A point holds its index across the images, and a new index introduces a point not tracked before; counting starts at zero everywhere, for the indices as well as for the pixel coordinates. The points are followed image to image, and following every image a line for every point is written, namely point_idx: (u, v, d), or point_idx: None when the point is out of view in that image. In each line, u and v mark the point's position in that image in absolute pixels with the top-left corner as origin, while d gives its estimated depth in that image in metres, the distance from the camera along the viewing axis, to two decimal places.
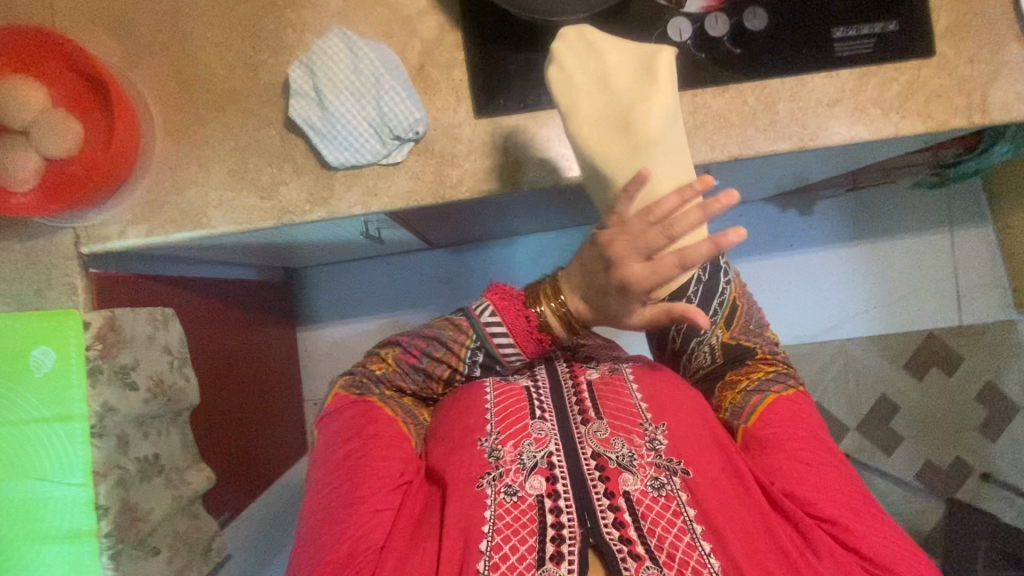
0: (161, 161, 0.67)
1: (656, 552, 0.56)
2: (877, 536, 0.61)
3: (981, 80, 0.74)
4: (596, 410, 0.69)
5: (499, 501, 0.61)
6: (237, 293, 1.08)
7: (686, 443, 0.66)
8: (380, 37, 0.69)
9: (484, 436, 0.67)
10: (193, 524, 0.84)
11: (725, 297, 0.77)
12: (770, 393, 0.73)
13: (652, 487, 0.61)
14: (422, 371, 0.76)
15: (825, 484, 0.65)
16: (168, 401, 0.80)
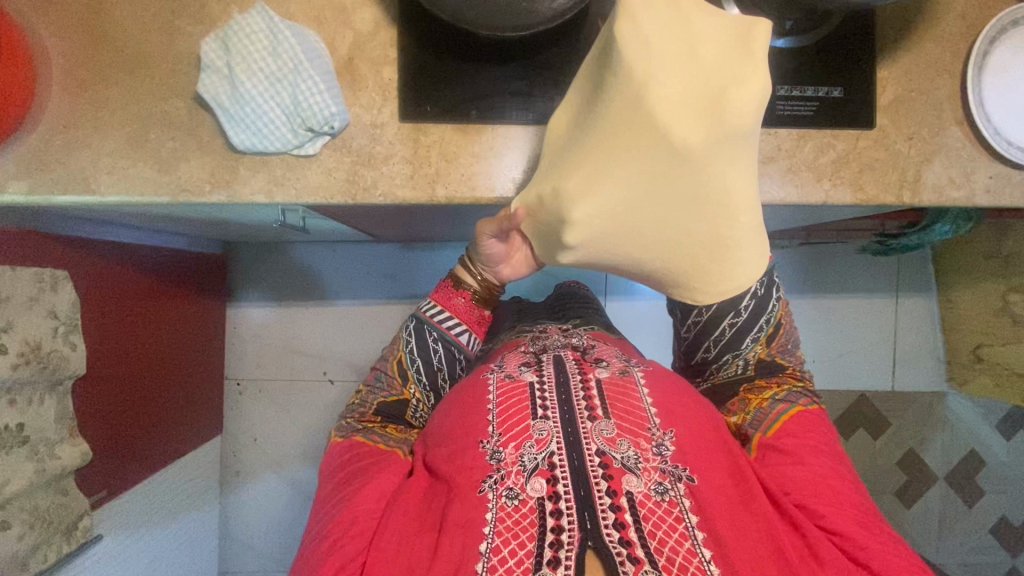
0: (52, 118, 0.63)
1: (657, 558, 0.53)
2: (885, 550, 0.60)
3: (916, 159, 0.74)
4: (605, 408, 0.64)
5: (499, 504, 0.57)
6: (156, 262, 1.03)
7: (696, 449, 0.62)
8: (311, 22, 0.65)
9: (484, 436, 0.62)
10: (60, 500, 0.80)
11: (770, 315, 0.76)
12: (795, 404, 0.72)
13: (656, 492, 0.58)
14: (381, 381, 0.77)
15: (837, 495, 0.64)
16: (45, 368, 0.76)
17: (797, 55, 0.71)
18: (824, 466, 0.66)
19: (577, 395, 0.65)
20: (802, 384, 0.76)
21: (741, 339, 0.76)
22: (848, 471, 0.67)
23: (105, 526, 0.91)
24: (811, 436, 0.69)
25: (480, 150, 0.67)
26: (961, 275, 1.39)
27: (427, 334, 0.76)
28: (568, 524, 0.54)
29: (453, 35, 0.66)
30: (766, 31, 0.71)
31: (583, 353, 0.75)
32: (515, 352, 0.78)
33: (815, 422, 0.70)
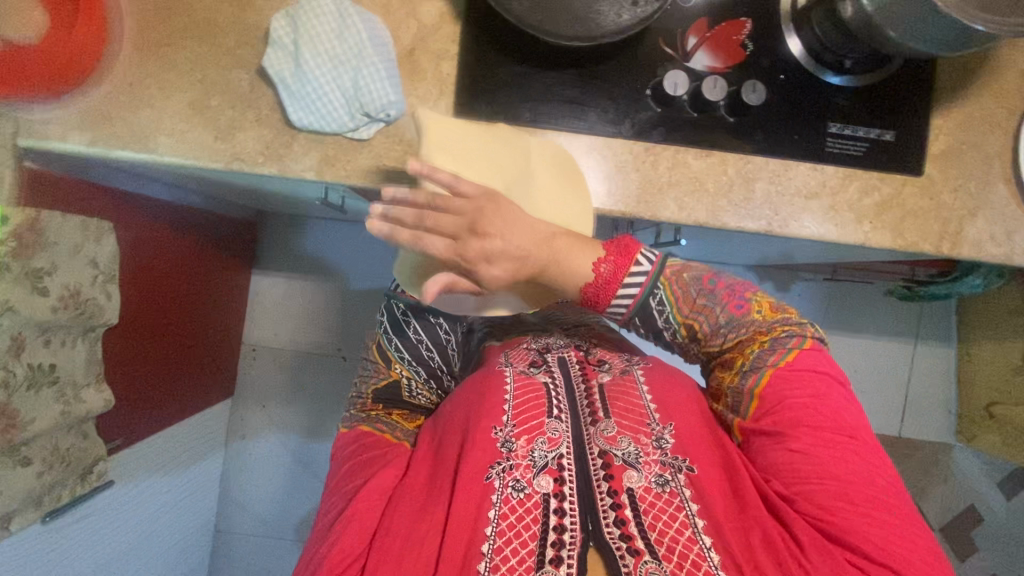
0: (121, 75, 0.65)
1: (658, 550, 0.54)
2: (881, 531, 0.54)
3: (960, 213, 0.73)
4: (606, 409, 0.65)
5: (504, 495, 0.58)
6: (189, 221, 1.04)
7: (690, 442, 0.62)
8: (378, 9, 0.67)
9: (497, 425, 0.64)
10: (78, 443, 0.82)
11: (672, 315, 0.64)
12: (766, 369, 0.62)
13: (657, 485, 0.59)
14: (370, 372, 0.82)
15: (836, 475, 0.57)
16: (81, 314, 0.78)
17: (853, 95, 0.71)
18: (823, 439, 0.58)
19: (580, 401, 0.66)
20: (768, 341, 0.63)
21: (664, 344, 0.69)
22: (860, 441, 0.59)
23: (116, 474, 0.93)
24: (807, 406, 0.60)
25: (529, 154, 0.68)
26: (982, 329, 1.38)
27: (398, 309, 0.83)
28: (570, 524, 0.56)
29: (516, 38, 0.67)
30: (825, 68, 0.71)
31: (585, 352, 0.75)
32: (515, 348, 0.76)
33: (820, 387, 0.62)
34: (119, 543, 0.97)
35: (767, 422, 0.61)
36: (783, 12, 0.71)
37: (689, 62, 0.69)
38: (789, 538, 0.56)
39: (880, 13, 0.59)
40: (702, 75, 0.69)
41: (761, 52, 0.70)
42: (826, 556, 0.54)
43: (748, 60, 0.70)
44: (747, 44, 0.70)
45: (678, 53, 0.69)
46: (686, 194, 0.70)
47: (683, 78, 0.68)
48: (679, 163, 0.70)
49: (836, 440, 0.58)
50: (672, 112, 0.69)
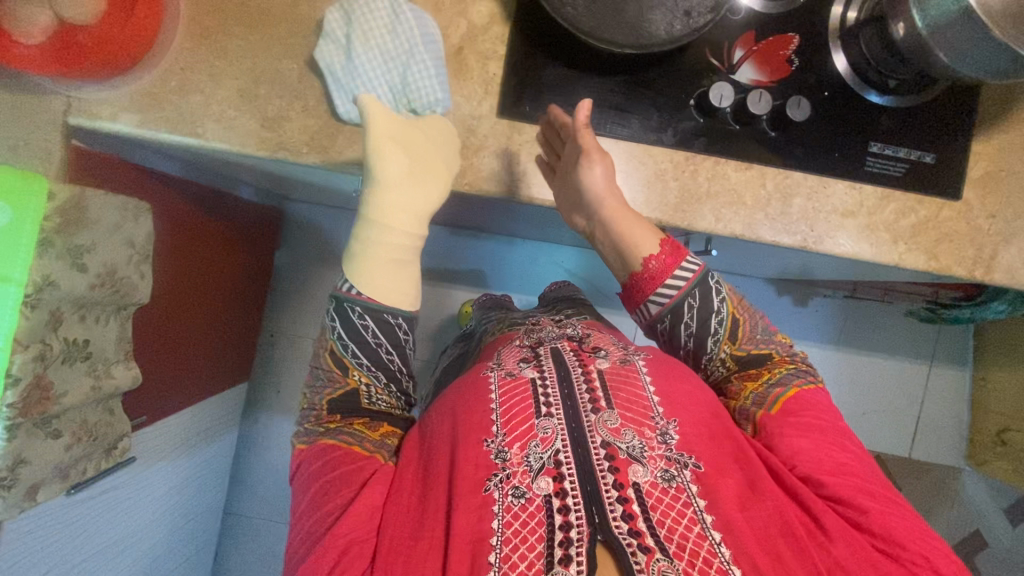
0: (174, 60, 0.66)
1: (667, 546, 0.55)
2: (894, 516, 0.58)
3: (995, 239, 0.73)
4: (607, 399, 0.65)
5: (505, 504, 0.58)
6: (216, 204, 1.05)
7: (700, 438, 0.63)
8: (430, 6, 0.67)
9: (488, 435, 0.63)
10: (105, 418, 0.83)
11: (722, 312, 0.69)
12: (792, 386, 0.68)
13: (662, 479, 0.59)
14: (321, 378, 0.69)
15: (847, 467, 0.62)
16: (116, 292, 0.79)
17: (896, 115, 0.71)
18: (833, 436, 0.64)
19: (581, 392, 0.65)
20: (794, 367, 0.70)
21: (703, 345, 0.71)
22: (858, 444, 0.66)
23: (138, 450, 0.95)
24: (817, 410, 0.66)
25: None
26: (1000, 355, 1.37)
27: (351, 313, 0.68)
28: (576, 519, 0.55)
29: (563, 43, 0.68)
30: (869, 87, 0.71)
31: (580, 342, 0.76)
32: (510, 347, 0.78)
33: (822, 397, 0.69)
34: (137, 518, 0.98)
35: (790, 420, 0.65)
36: (832, 27, 0.71)
37: (734, 75, 0.69)
38: (813, 525, 0.58)
39: (933, 36, 0.58)
40: (747, 89, 0.69)
41: (807, 69, 0.70)
42: (850, 542, 0.57)
43: (793, 76, 0.70)
44: (793, 59, 0.70)
45: (724, 66, 0.70)
46: (723, 205, 0.71)
47: (728, 90, 0.68)
48: (718, 174, 0.70)
49: (841, 437, 0.65)
50: (714, 123, 0.70)
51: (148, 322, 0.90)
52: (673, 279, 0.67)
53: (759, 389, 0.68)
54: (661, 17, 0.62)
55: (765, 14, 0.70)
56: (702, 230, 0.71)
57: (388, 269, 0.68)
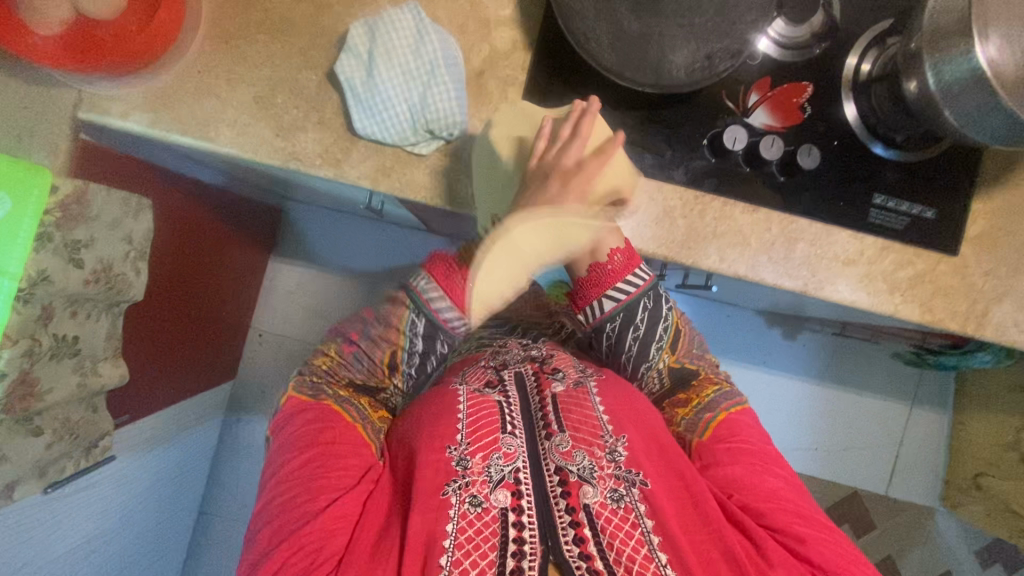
0: (192, 62, 0.65)
1: (611, 558, 0.58)
2: (825, 543, 0.66)
3: (987, 296, 0.75)
4: (559, 423, 0.70)
5: (461, 511, 0.61)
6: (217, 202, 1.03)
7: (648, 458, 0.69)
8: (453, 29, 0.67)
9: (451, 442, 0.67)
10: (88, 416, 0.81)
11: (667, 320, 0.82)
12: (719, 410, 0.78)
13: (610, 499, 0.63)
14: (363, 358, 0.83)
15: (778, 494, 0.70)
16: (110, 288, 0.78)
17: (901, 168, 0.73)
18: (767, 465, 0.73)
19: (536, 415, 0.72)
20: (719, 389, 0.82)
21: (646, 350, 0.82)
22: (788, 473, 0.74)
23: (119, 448, 0.93)
24: (757, 443, 0.76)
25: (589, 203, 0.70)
26: (980, 402, 1.40)
27: (417, 319, 0.79)
28: (530, 536, 0.59)
29: (583, 75, 0.69)
30: (876, 139, 0.72)
31: (540, 363, 0.83)
32: (472, 368, 0.84)
33: (759, 432, 0.78)
34: (113, 516, 0.96)
35: (720, 446, 0.74)
36: (845, 77, 0.72)
37: (748, 119, 0.70)
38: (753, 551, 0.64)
39: (944, 98, 0.59)
40: (759, 134, 0.70)
41: (818, 117, 0.72)
42: (782, 565, 0.63)
43: (804, 123, 0.71)
44: (806, 108, 0.71)
45: (739, 109, 0.71)
46: (728, 246, 0.71)
47: (742, 133, 0.70)
48: (726, 216, 0.71)
49: (773, 466, 0.74)
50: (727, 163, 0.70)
51: (144, 335, 0.91)
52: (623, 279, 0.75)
53: (692, 413, 0.79)
54: (689, 64, 0.62)
55: (782, 61, 0.71)
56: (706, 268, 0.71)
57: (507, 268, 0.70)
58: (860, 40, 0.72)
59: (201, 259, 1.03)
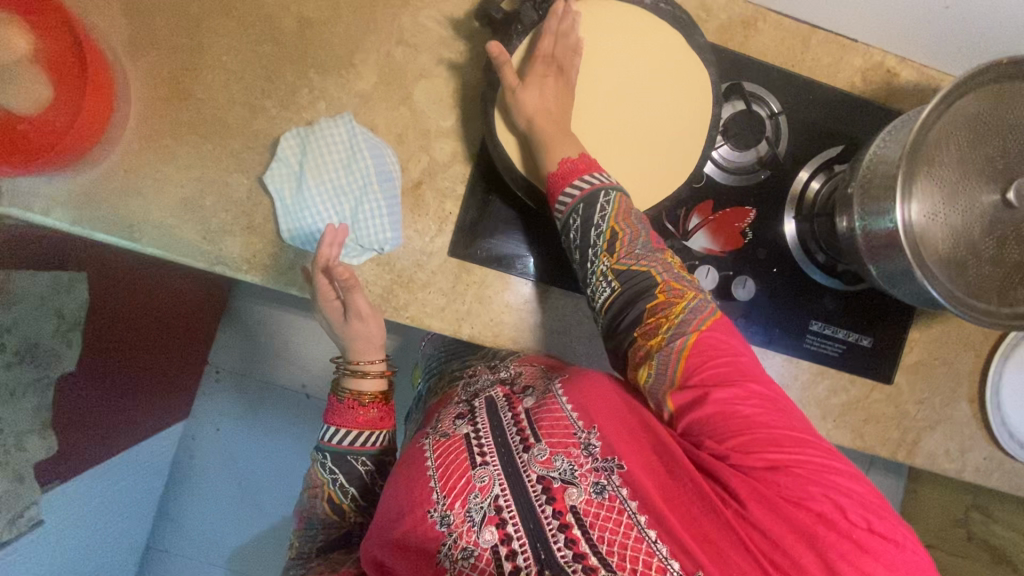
0: (119, 161, 0.63)
1: (610, 558, 0.44)
2: (813, 469, 0.46)
3: (920, 424, 0.75)
4: (535, 433, 0.52)
5: (456, 569, 0.47)
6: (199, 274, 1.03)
7: (623, 437, 0.51)
8: (392, 137, 0.66)
9: (428, 504, 0.51)
10: (13, 489, 0.79)
11: (607, 212, 0.57)
12: (690, 334, 0.53)
13: (595, 494, 0.47)
14: (315, 522, 0.61)
15: (747, 418, 0.49)
16: (32, 365, 0.77)
17: (839, 296, 0.73)
18: (712, 372, 0.51)
19: (509, 429, 0.53)
20: (687, 302, 0.54)
21: (584, 241, 0.58)
22: (772, 385, 0.51)
23: (52, 510, 0.89)
24: (721, 359, 0.52)
25: (496, 293, 0.68)
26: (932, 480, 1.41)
27: (324, 462, 0.61)
28: (524, 559, 0.45)
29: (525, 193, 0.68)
30: (816, 265, 0.71)
31: (511, 383, 0.61)
32: (445, 406, 0.62)
33: (731, 341, 0.53)
34: (58, 571, 0.96)
35: (699, 380, 0.51)
36: (793, 192, 0.71)
37: (688, 242, 0.70)
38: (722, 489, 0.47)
39: (869, 248, 0.57)
40: (698, 258, 0.70)
41: (759, 242, 0.71)
42: (766, 502, 0.45)
43: (745, 248, 0.71)
44: (747, 232, 0.71)
45: (679, 231, 0.70)
46: None
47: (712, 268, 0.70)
48: None
49: (726, 377, 0.51)
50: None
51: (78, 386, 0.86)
52: (581, 179, 0.58)
53: (654, 344, 0.54)
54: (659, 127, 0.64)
55: (727, 185, 0.70)
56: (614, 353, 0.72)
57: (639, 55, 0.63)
58: (811, 160, 0.71)
59: (160, 324, 1.00)
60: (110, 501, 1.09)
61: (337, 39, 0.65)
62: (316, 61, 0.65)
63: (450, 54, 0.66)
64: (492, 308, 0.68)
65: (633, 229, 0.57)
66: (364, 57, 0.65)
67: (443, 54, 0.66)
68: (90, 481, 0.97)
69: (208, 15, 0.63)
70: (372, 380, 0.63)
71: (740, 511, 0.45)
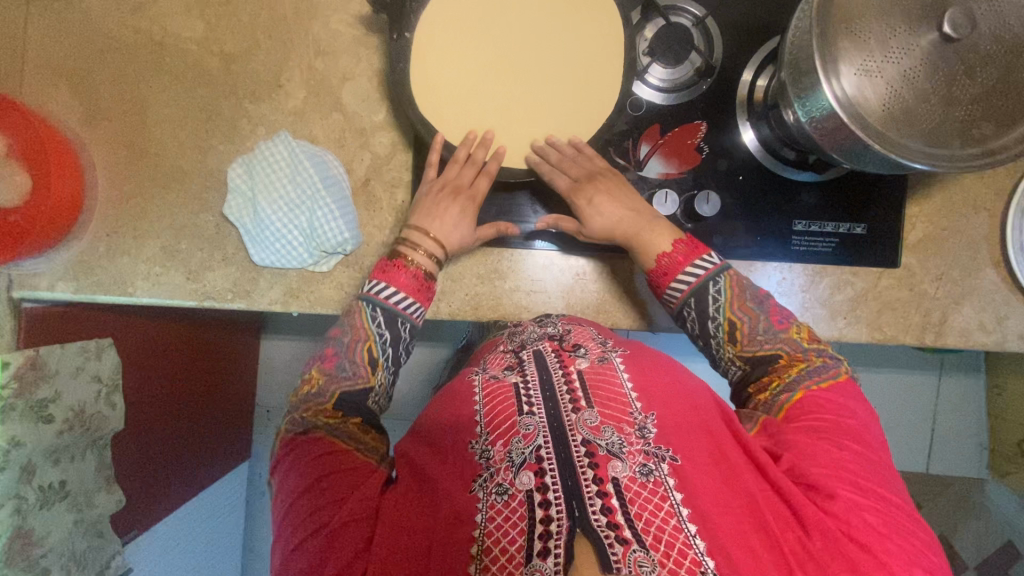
0: (99, 227, 0.69)
1: (644, 536, 0.42)
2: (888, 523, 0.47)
3: (944, 301, 0.70)
4: (587, 396, 0.51)
5: (488, 503, 0.45)
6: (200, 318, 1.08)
7: (680, 430, 0.50)
8: (332, 143, 0.69)
9: (472, 438, 0.51)
10: (95, 542, 0.87)
11: (720, 290, 0.60)
12: (799, 389, 0.56)
13: (640, 474, 0.46)
14: (344, 371, 0.58)
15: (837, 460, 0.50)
16: (86, 429, 0.83)
17: (818, 189, 0.69)
18: (808, 426, 0.53)
19: (559, 385, 0.52)
20: (807, 365, 0.58)
21: (705, 327, 0.60)
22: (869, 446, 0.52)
23: (136, 558, 0.98)
24: (829, 416, 0.54)
25: (466, 268, 0.69)
26: None
27: (371, 317, 0.59)
28: (556, 511, 0.43)
29: None
30: (786, 163, 0.68)
31: (560, 339, 0.59)
32: (491, 353, 0.62)
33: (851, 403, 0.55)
34: None
35: (805, 427, 0.53)
36: (740, 96, 0.68)
37: (642, 171, 0.68)
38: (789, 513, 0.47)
39: (812, 122, 0.53)
40: (654, 186, 0.68)
41: (717, 154, 0.68)
42: (832, 539, 0.45)
43: (703, 163, 0.68)
44: (703, 147, 0.68)
45: (632, 163, 0.69)
46: (646, 302, 0.70)
47: (674, 193, 0.68)
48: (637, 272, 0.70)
49: (819, 431, 0.52)
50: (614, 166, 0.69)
51: (134, 441, 0.94)
52: (691, 268, 0.60)
53: (765, 400, 0.58)
54: (513, 53, 0.63)
55: (670, 105, 0.68)
56: (600, 299, 0.70)
57: (519, 11, 0.63)
58: (752, 58, 0.68)
59: (190, 369, 1.07)
60: (190, 544, 1.16)
61: (262, 67, 0.68)
62: (248, 91, 0.68)
63: (366, 51, 0.68)
64: (465, 281, 0.69)
65: (750, 314, 0.59)
66: (290, 76, 0.68)
67: (361, 52, 0.68)
68: (164, 526, 1.05)
69: (145, 77, 0.68)
70: (422, 254, 0.61)
71: (801, 539, 0.45)
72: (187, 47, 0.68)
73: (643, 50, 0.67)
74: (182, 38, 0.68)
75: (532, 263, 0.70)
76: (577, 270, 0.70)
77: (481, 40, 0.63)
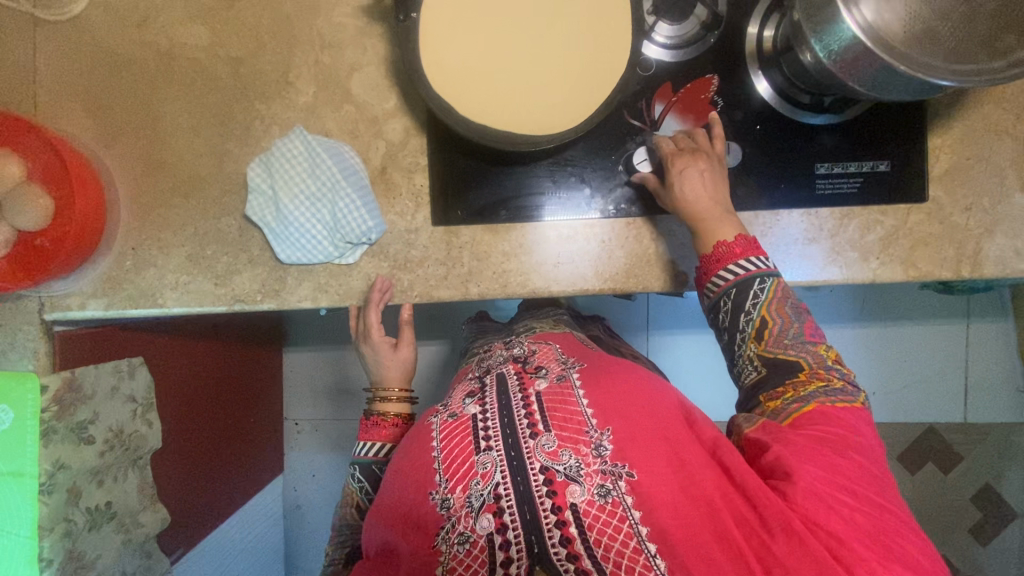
0: (125, 240, 0.69)
1: (604, 564, 0.47)
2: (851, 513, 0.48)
3: (977, 232, 0.69)
4: (544, 420, 0.53)
5: (451, 553, 0.49)
6: (224, 333, 1.08)
7: (639, 442, 0.52)
8: (346, 136, 0.69)
9: (432, 487, 0.53)
10: (144, 563, 0.87)
11: (765, 289, 0.59)
12: (812, 403, 0.55)
13: (598, 497, 0.49)
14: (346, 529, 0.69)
15: (806, 453, 0.51)
16: (126, 449, 0.83)
17: (837, 132, 0.68)
18: (814, 437, 0.52)
19: (517, 412, 0.54)
20: (826, 383, 0.56)
21: (736, 321, 0.60)
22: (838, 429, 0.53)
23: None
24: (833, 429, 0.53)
25: (494, 246, 0.69)
26: None
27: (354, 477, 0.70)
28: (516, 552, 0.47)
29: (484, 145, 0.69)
30: (802, 109, 0.67)
31: (523, 362, 0.63)
32: (461, 382, 0.66)
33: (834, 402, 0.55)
34: None
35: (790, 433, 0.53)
36: (748, 49, 0.68)
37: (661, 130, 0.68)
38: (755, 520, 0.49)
39: (832, 58, 0.52)
40: None
41: (732, 107, 0.68)
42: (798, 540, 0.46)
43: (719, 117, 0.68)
44: (717, 100, 0.68)
45: (648, 123, 0.69)
46: (676, 261, 0.69)
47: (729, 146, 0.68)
48: (665, 232, 0.69)
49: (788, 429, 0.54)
50: (630, 130, 0.69)
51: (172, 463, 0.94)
52: (744, 261, 0.60)
53: (775, 408, 0.57)
54: (519, 25, 0.63)
55: (679, 63, 0.68)
56: (623, 265, 0.69)
57: None
58: (757, 9, 0.68)
59: (218, 386, 1.07)
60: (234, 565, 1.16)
61: (268, 66, 0.69)
62: (258, 93, 0.69)
63: (371, 40, 0.68)
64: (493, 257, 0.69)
65: (784, 319, 0.59)
66: (298, 73, 0.69)
67: (366, 42, 0.68)
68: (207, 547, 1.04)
69: (156, 88, 0.69)
70: (396, 402, 0.74)
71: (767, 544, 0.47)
72: (194, 55, 0.69)
73: (647, 10, 0.67)
74: (189, 47, 0.69)
75: (554, 235, 0.69)
76: (600, 236, 0.69)
77: (487, 16, 0.63)
